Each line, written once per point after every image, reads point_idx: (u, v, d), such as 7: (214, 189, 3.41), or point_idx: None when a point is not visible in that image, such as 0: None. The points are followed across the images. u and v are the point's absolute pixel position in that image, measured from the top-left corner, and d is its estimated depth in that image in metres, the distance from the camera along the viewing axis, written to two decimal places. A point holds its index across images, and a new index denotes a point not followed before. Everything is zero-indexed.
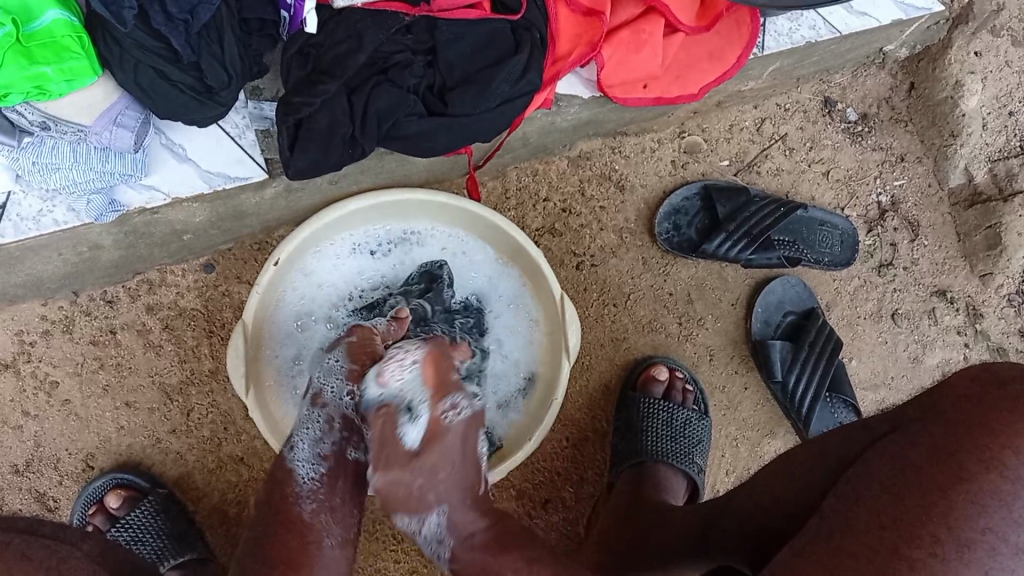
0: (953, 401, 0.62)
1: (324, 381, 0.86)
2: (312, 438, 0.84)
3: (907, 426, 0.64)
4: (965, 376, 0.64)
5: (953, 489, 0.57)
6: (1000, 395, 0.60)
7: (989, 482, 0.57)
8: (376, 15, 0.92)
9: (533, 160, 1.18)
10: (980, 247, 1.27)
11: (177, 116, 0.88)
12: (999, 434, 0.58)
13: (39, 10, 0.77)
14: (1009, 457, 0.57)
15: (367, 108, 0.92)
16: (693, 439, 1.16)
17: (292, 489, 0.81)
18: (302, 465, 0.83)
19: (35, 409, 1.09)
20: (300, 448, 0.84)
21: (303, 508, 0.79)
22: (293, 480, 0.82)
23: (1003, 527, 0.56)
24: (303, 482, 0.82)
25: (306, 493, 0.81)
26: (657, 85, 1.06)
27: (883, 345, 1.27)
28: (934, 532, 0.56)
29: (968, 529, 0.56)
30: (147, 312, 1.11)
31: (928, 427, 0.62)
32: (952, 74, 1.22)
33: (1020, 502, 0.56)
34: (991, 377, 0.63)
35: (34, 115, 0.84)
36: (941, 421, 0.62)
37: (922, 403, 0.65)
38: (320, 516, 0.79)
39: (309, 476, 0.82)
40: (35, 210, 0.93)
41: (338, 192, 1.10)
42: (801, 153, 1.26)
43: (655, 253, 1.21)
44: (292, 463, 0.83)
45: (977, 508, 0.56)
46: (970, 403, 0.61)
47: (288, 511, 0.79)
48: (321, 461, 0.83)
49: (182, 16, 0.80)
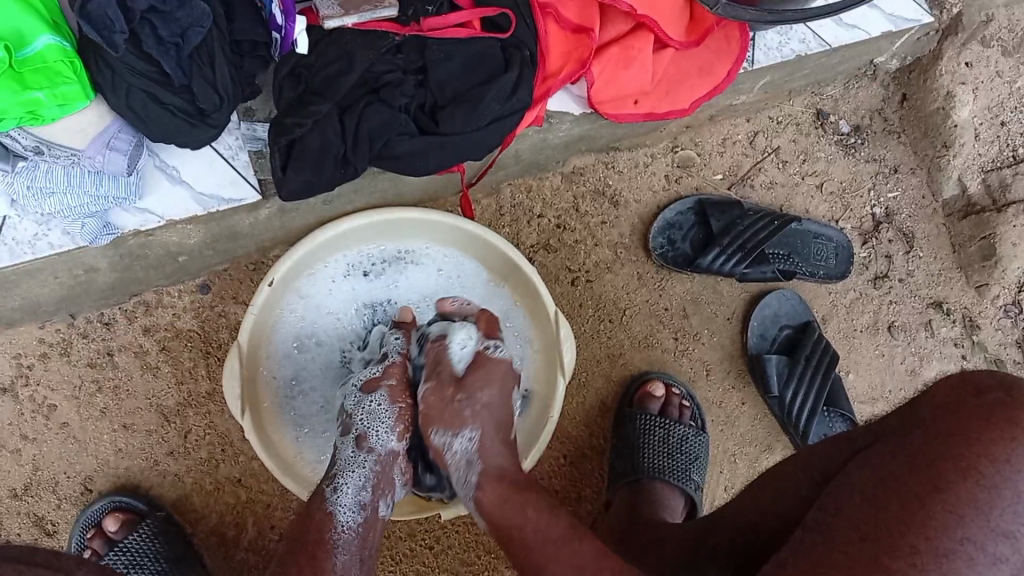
0: (930, 411, 0.64)
1: (369, 427, 0.89)
2: (355, 486, 0.85)
3: (889, 437, 0.65)
4: (944, 385, 0.66)
5: (930, 498, 0.58)
6: (975, 403, 0.62)
7: (967, 491, 0.57)
8: (367, 35, 0.93)
9: (527, 177, 1.18)
10: (975, 258, 1.27)
11: (168, 138, 0.89)
12: (977, 443, 0.59)
13: (32, 36, 0.78)
14: (986, 466, 0.58)
15: (358, 127, 0.92)
16: (690, 455, 1.16)
17: (328, 537, 0.80)
18: (343, 511, 0.83)
19: (33, 432, 1.09)
20: (344, 493, 0.84)
21: (338, 559, 0.79)
22: (332, 526, 0.81)
23: (982, 537, 0.56)
24: (342, 529, 0.81)
25: (343, 544, 0.80)
26: (647, 101, 1.06)
27: (881, 357, 1.27)
28: (913, 543, 0.56)
29: (947, 540, 0.56)
30: (144, 333, 1.11)
31: (907, 439, 0.63)
32: (943, 85, 1.23)
33: (998, 511, 0.57)
34: (968, 388, 0.64)
35: (27, 140, 0.84)
36: (920, 432, 0.63)
37: (901, 413, 0.67)
38: (350, 570, 0.79)
39: (349, 524, 0.82)
40: (31, 234, 0.94)
41: (333, 212, 1.11)
42: (795, 166, 1.26)
43: (650, 268, 1.22)
44: (333, 508, 0.82)
45: (954, 519, 0.56)
46: (950, 415, 0.62)
47: (323, 560, 0.77)
48: (359, 510, 0.84)
49: (173, 39, 0.81)
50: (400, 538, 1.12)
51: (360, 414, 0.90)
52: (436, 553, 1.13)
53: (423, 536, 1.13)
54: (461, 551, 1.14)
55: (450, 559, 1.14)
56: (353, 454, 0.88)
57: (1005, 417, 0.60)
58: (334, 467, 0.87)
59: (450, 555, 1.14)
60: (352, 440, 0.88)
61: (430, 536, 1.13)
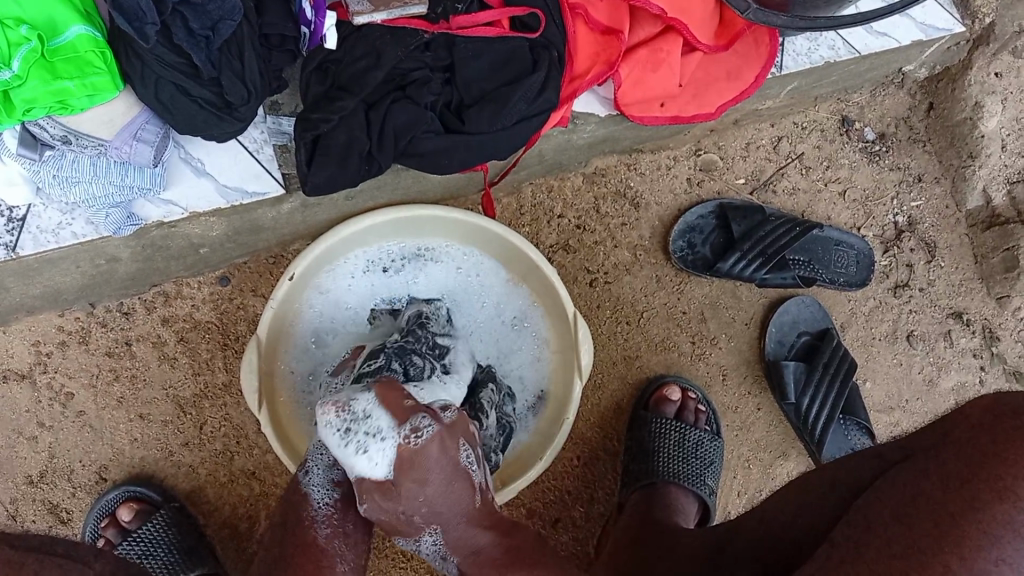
0: (968, 428, 0.63)
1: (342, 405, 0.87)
2: (325, 463, 0.83)
3: (921, 453, 0.65)
4: (981, 403, 0.65)
5: (965, 517, 0.58)
6: (1014, 423, 0.61)
7: (1002, 512, 0.57)
8: (396, 32, 0.93)
9: (548, 177, 1.18)
10: (997, 270, 1.26)
11: (196, 131, 0.89)
12: (1015, 463, 0.58)
13: (64, 26, 0.77)
14: (1020, 485, 0.58)
15: (384, 125, 0.92)
16: (705, 460, 1.16)
17: (306, 517, 0.80)
18: (315, 491, 0.82)
19: (50, 420, 1.09)
20: (315, 473, 0.83)
21: (316, 535, 0.79)
22: (308, 506, 0.81)
23: (1017, 559, 0.57)
24: (318, 508, 0.81)
25: (319, 520, 0.80)
26: (674, 104, 1.06)
27: (899, 366, 1.27)
28: (945, 562, 0.58)
29: (981, 561, 0.57)
30: (163, 324, 1.11)
31: (941, 455, 0.63)
32: (972, 95, 1.22)
33: None
34: (1000, 407, 0.63)
35: (56, 130, 0.84)
36: (953, 448, 0.63)
37: (937, 429, 0.66)
38: (329, 546, 0.78)
39: (324, 502, 0.81)
40: (55, 223, 0.94)
41: (354, 207, 1.11)
42: (817, 172, 1.25)
43: (669, 271, 1.21)
44: (307, 488, 0.82)
45: (990, 539, 0.57)
46: (983, 430, 0.62)
47: (304, 542, 0.78)
48: (333, 487, 0.82)
49: (204, 32, 0.81)
50: None
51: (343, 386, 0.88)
52: None
53: None
54: None
55: None
56: None
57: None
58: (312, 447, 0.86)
59: None
60: None
61: None
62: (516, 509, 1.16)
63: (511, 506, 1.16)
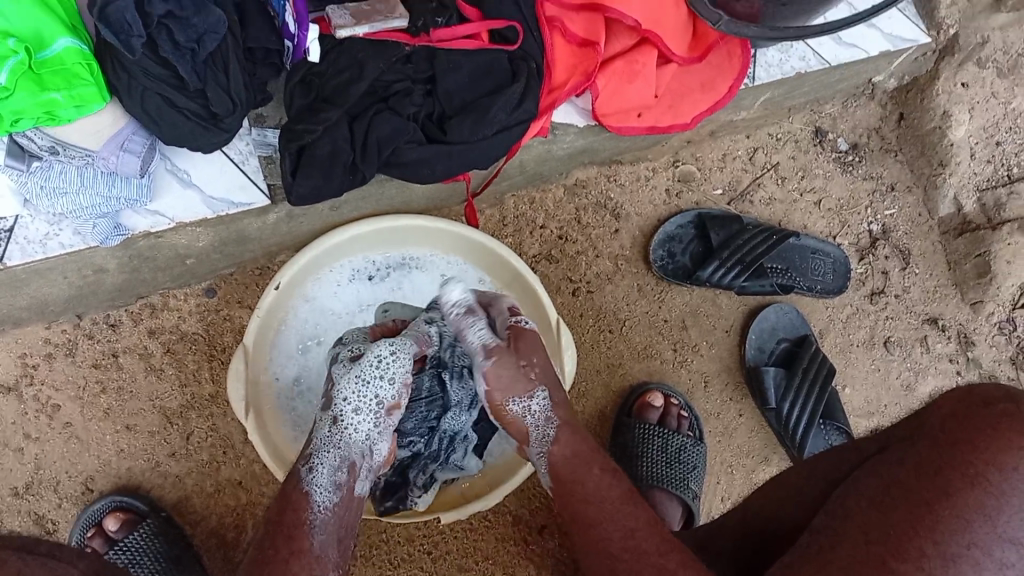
0: (939, 418, 0.68)
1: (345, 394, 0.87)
2: (331, 465, 0.84)
3: (895, 445, 0.70)
4: (952, 393, 0.71)
5: (939, 504, 0.62)
6: (984, 413, 0.66)
7: (974, 497, 0.61)
8: (377, 45, 0.95)
9: (530, 188, 1.20)
10: (971, 275, 1.28)
11: (182, 142, 0.90)
12: (984, 451, 0.63)
13: (51, 38, 0.80)
14: (993, 474, 0.62)
15: (367, 136, 0.94)
16: (688, 465, 1.18)
17: (305, 517, 0.79)
18: (318, 492, 0.82)
19: (36, 431, 1.10)
20: (319, 474, 0.83)
21: (316, 539, 0.78)
22: (307, 507, 0.80)
23: (988, 542, 0.60)
24: (317, 510, 0.80)
25: (319, 524, 0.80)
26: (651, 114, 1.09)
27: (877, 371, 1.29)
28: (921, 548, 0.61)
29: (954, 544, 0.60)
30: (149, 336, 1.12)
31: (914, 446, 0.67)
32: (940, 105, 1.25)
33: (1004, 517, 0.61)
34: (978, 398, 0.68)
35: (43, 141, 0.87)
36: (927, 438, 0.67)
37: (910, 423, 0.71)
38: (329, 549, 0.79)
39: (324, 504, 0.81)
40: (42, 234, 0.95)
41: (339, 218, 1.12)
42: (793, 182, 1.28)
43: (650, 280, 1.23)
44: (309, 489, 0.82)
45: (962, 523, 0.61)
46: (956, 422, 0.66)
47: (301, 540, 0.77)
48: (335, 491, 0.83)
49: (190, 44, 0.83)
50: (399, 543, 1.13)
51: (346, 385, 0.88)
52: (435, 558, 1.14)
53: (422, 541, 1.14)
54: (460, 557, 1.15)
55: (449, 565, 1.14)
56: (329, 434, 0.86)
57: (1012, 426, 0.64)
58: (314, 445, 0.86)
59: (448, 560, 1.14)
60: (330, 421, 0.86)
61: (428, 541, 1.14)
62: (502, 516, 1.17)
63: (498, 513, 1.16)
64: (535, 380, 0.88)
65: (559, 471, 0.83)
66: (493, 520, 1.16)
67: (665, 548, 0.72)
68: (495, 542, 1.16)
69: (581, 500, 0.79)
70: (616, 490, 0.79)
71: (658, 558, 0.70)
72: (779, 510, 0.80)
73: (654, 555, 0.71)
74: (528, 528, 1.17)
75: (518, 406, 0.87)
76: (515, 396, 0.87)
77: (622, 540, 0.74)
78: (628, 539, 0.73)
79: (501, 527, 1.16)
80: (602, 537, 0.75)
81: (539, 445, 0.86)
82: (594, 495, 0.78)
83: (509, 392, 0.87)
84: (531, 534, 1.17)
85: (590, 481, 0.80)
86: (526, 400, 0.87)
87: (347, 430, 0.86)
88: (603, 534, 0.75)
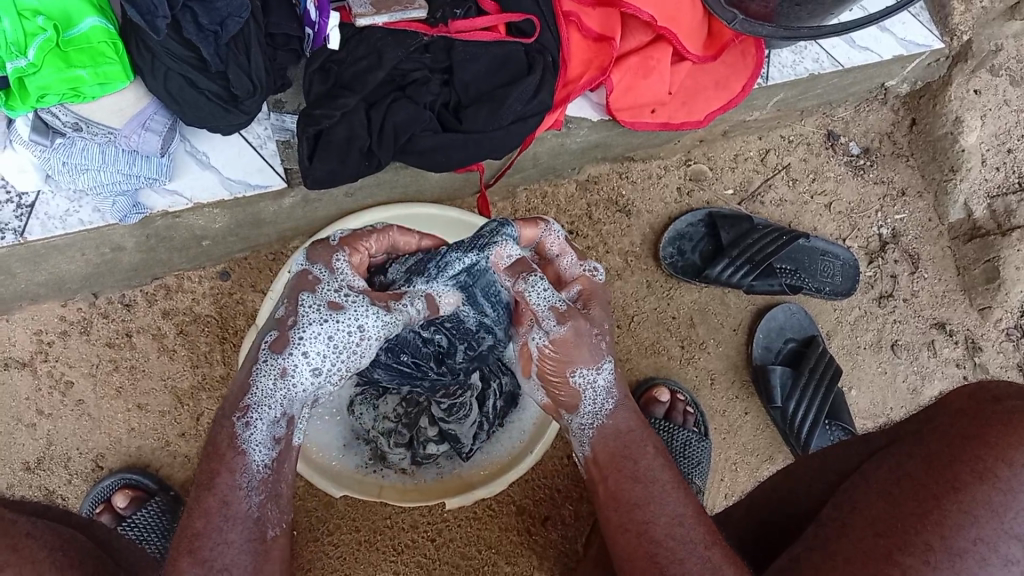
0: (950, 414, 0.69)
1: (306, 348, 0.73)
2: (271, 420, 0.73)
3: (904, 439, 0.70)
4: (962, 394, 0.71)
5: (947, 498, 0.62)
6: (994, 410, 0.66)
7: (982, 492, 0.62)
8: (396, 34, 0.97)
9: (542, 183, 1.22)
10: (979, 281, 1.29)
11: (203, 122, 0.92)
12: (995, 446, 0.63)
13: (79, 18, 0.82)
14: (1002, 469, 0.62)
15: (384, 122, 0.96)
16: (693, 459, 1.18)
17: (240, 479, 0.70)
18: (256, 450, 0.72)
19: (49, 408, 1.11)
20: (259, 429, 0.72)
21: (252, 501, 0.70)
22: (244, 468, 0.70)
23: (994, 538, 0.61)
24: (255, 470, 0.71)
25: (257, 484, 0.71)
26: (664, 111, 1.10)
27: (883, 374, 1.29)
28: (928, 541, 0.61)
29: (960, 539, 0.61)
30: (163, 317, 1.14)
31: (924, 442, 0.68)
32: (952, 111, 1.26)
33: (1011, 513, 0.61)
34: (987, 395, 0.69)
35: (68, 117, 0.88)
36: (938, 436, 0.67)
37: (919, 418, 0.71)
38: (268, 508, 0.71)
39: (263, 463, 0.72)
40: (63, 210, 0.97)
41: (354, 206, 1.14)
42: (804, 184, 1.29)
43: (660, 277, 1.24)
44: (247, 446, 0.72)
45: (969, 519, 0.61)
46: (967, 417, 0.67)
47: (241, 505, 0.69)
48: (274, 447, 0.73)
49: (213, 27, 0.85)
50: (403, 529, 1.14)
51: (313, 339, 0.73)
52: (438, 545, 1.15)
53: (426, 528, 1.15)
54: (462, 545, 1.16)
55: (452, 552, 1.15)
56: (273, 386, 0.73)
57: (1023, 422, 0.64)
58: (252, 393, 0.72)
59: (451, 547, 1.15)
60: (278, 370, 0.73)
61: (432, 528, 1.15)
62: (506, 506, 1.17)
63: (502, 503, 1.17)
64: (604, 350, 0.78)
65: (608, 442, 0.77)
66: (496, 510, 1.17)
67: (711, 542, 0.69)
68: (498, 531, 1.17)
69: (626, 478, 0.73)
70: (667, 473, 0.74)
71: (706, 550, 0.68)
72: (782, 500, 0.81)
73: (701, 545, 0.68)
74: (531, 518, 1.18)
75: (581, 379, 0.77)
76: (581, 367, 0.76)
77: (667, 526, 0.70)
78: (674, 526, 0.70)
79: (504, 517, 1.17)
80: (644, 519, 0.70)
81: (592, 418, 0.78)
82: (645, 474, 0.73)
83: (576, 363, 0.76)
84: (535, 524, 1.18)
85: (642, 461, 0.74)
86: (594, 372, 0.77)
87: (293, 382, 0.73)
88: (647, 515, 0.70)
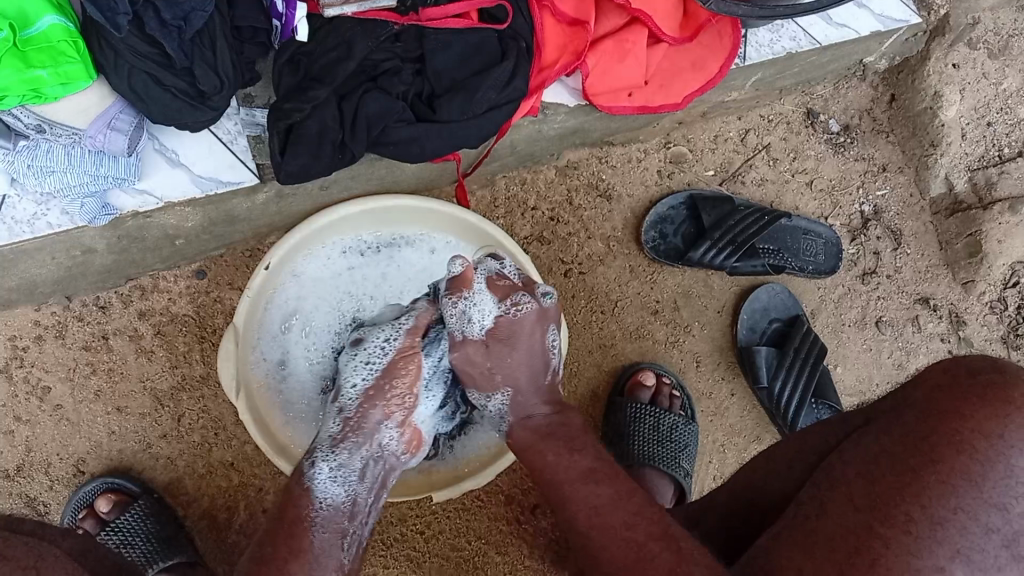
0: (926, 391, 0.68)
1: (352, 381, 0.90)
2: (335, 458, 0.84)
3: (881, 418, 0.70)
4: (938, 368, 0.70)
5: (926, 470, 0.62)
6: (970, 383, 0.66)
7: (961, 462, 0.61)
8: (365, 24, 0.94)
9: (521, 169, 1.20)
10: (962, 255, 1.28)
11: (170, 120, 0.90)
12: (971, 418, 0.63)
13: (37, 15, 0.78)
14: (979, 440, 0.62)
15: (356, 114, 0.94)
16: (680, 443, 1.18)
17: (308, 513, 0.78)
18: (321, 488, 0.81)
19: (27, 414, 1.10)
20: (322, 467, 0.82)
21: (318, 534, 0.77)
22: (310, 502, 0.80)
23: (976, 508, 0.60)
24: (321, 504, 0.80)
25: (322, 517, 0.79)
26: (641, 94, 1.09)
27: (868, 351, 1.29)
28: (908, 511, 0.60)
29: (941, 509, 0.60)
30: (140, 318, 1.12)
31: (902, 419, 0.67)
32: (931, 86, 1.25)
33: (991, 483, 0.60)
34: (962, 369, 0.68)
35: (29, 119, 0.86)
36: (914, 411, 0.67)
37: (896, 397, 0.71)
38: (332, 543, 0.78)
39: (329, 499, 0.81)
40: (30, 213, 0.95)
41: (330, 200, 1.12)
42: (785, 164, 1.28)
43: (642, 261, 1.23)
44: (311, 482, 0.81)
45: (949, 489, 0.60)
46: (942, 392, 0.67)
47: (302, 538, 0.75)
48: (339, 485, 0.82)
49: (176, 22, 0.82)
50: (391, 523, 1.14)
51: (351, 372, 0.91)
52: (427, 538, 1.14)
53: (414, 521, 1.14)
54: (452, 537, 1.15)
55: (441, 545, 1.15)
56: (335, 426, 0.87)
57: (998, 395, 0.64)
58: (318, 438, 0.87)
59: (441, 540, 1.15)
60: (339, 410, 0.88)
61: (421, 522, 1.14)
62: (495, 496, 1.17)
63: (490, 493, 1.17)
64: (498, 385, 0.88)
65: None
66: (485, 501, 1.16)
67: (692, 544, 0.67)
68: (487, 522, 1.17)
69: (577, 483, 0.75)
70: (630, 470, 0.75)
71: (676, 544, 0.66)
72: (765, 483, 0.80)
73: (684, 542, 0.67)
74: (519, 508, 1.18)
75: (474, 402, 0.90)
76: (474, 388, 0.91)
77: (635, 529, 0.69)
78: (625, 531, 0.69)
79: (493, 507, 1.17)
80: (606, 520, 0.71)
81: None
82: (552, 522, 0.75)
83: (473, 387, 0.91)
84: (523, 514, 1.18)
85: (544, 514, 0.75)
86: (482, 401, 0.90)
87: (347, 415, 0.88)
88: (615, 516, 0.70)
